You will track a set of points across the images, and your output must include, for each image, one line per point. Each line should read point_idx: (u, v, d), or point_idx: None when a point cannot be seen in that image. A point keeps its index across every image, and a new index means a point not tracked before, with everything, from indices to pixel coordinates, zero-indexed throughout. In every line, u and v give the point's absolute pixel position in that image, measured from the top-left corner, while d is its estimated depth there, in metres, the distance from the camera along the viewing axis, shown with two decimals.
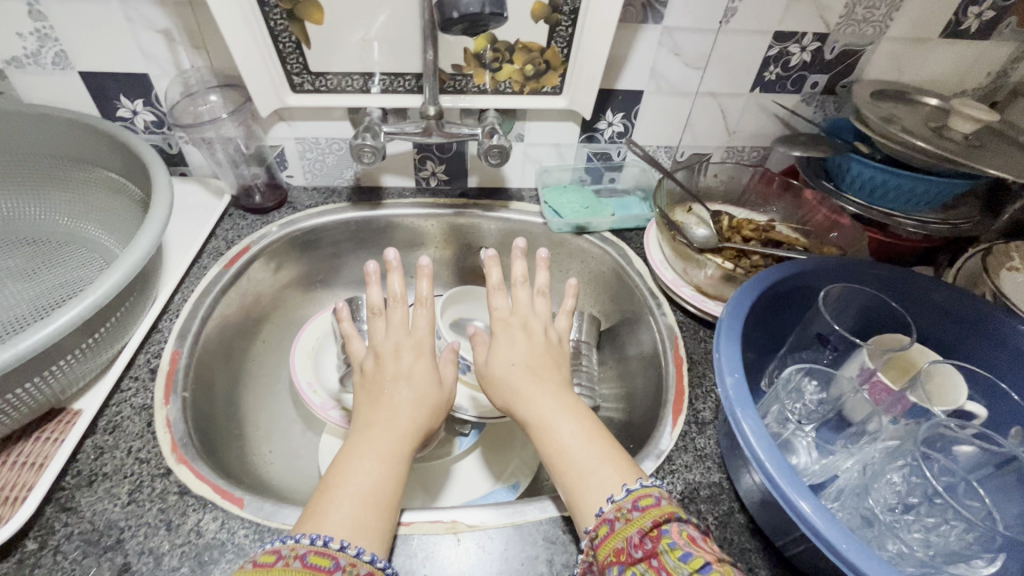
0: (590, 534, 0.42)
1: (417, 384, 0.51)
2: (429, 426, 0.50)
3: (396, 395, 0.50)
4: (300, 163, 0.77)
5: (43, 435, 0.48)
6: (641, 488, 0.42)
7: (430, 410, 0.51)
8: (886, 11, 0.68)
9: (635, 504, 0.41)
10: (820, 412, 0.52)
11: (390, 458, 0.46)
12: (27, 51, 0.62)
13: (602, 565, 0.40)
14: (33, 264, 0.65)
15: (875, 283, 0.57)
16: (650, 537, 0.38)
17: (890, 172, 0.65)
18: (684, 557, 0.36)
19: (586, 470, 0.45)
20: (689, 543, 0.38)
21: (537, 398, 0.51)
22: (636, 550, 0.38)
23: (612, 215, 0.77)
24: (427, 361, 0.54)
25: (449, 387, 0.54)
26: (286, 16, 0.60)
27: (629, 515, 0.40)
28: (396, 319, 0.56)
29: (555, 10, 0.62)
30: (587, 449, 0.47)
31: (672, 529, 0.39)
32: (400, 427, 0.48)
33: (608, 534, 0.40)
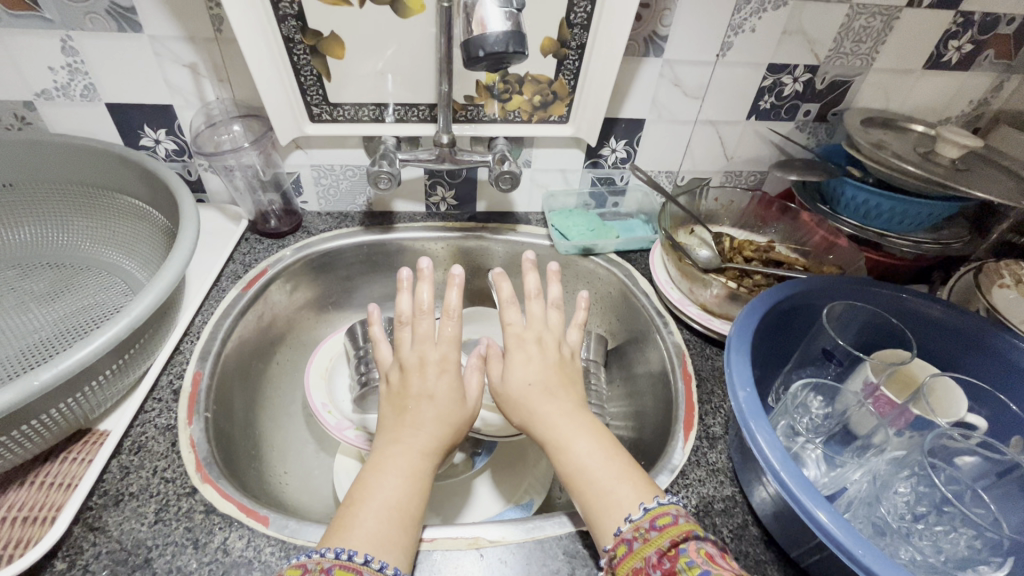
0: (610, 551, 0.43)
1: (440, 403, 0.52)
2: (450, 446, 0.51)
3: (420, 413, 0.51)
4: (314, 189, 0.79)
5: (71, 455, 0.49)
6: (658, 506, 0.44)
7: (452, 429, 0.52)
8: (872, 45, 0.73)
9: (653, 523, 0.42)
10: (828, 426, 0.54)
11: (413, 474, 0.47)
12: (57, 85, 0.65)
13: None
14: (56, 288, 0.67)
15: (875, 302, 0.59)
16: (667, 556, 0.40)
17: (882, 196, 0.68)
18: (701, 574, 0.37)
19: (604, 490, 0.46)
20: (706, 563, 0.38)
21: (553, 417, 0.52)
22: (655, 570, 0.39)
23: (616, 237, 0.80)
24: (451, 378, 0.54)
25: (472, 405, 0.55)
26: (308, 51, 0.63)
27: (647, 534, 0.42)
28: (422, 331, 0.56)
29: (563, 46, 0.66)
30: (605, 463, 0.48)
31: (689, 548, 0.39)
32: (422, 445, 0.49)
33: (627, 552, 0.41)
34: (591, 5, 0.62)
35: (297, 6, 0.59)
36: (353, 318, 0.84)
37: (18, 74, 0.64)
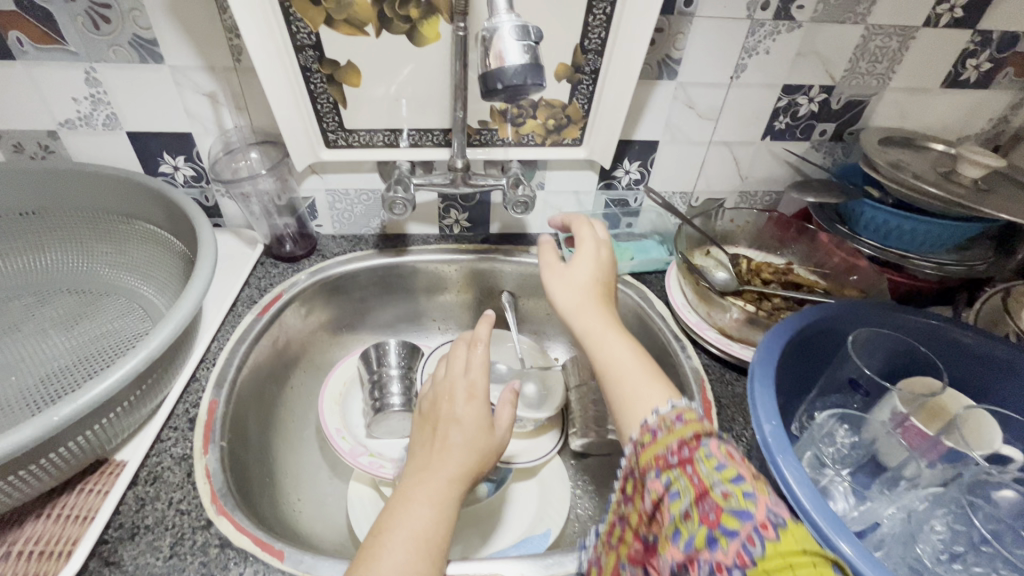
0: (635, 439, 0.44)
1: (468, 429, 0.51)
2: (478, 473, 0.50)
3: (448, 438, 0.51)
4: (329, 213, 0.80)
5: (87, 487, 0.50)
6: (687, 406, 0.44)
7: (481, 457, 0.51)
8: (888, 64, 0.72)
9: (678, 417, 0.43)
10: (854, 456, 0.53)
11: (443, 502, 0.47)
12: (80, 114, 0.66)
13: (640, 466, 0.43)
14: (74, 314, 0.67)
15: (902, 329, 0.57)
16: (687, 443, 0.40)
17: (904, 217, 0.67)
18: (719, 467, 0.38)
19: (635, 388, 0.48)
20: (727, 457, 0.39)
21: (593, 318, 0.54)
22: (673, 456, 0.40)
23: (632, 259, 0.80)
24: (482, 405, 0.53)
25: (501, 435, 0.53)
26: (325, 79, 0.64)
27: (671, 425, 0.42)
28: (456, 362, 0.57)
29: (577, 71, 0.66)
30: (637, 366, 0.50)
31: (711, 443, 0.40)
32: (451, 471, 0.49)
33: (650, 439, 0.43)
34: (605, 31, 0.62)
35: (315, 37, 0.60)
36: (366, 340, 0.84)
37: (43, 105, 0.65)
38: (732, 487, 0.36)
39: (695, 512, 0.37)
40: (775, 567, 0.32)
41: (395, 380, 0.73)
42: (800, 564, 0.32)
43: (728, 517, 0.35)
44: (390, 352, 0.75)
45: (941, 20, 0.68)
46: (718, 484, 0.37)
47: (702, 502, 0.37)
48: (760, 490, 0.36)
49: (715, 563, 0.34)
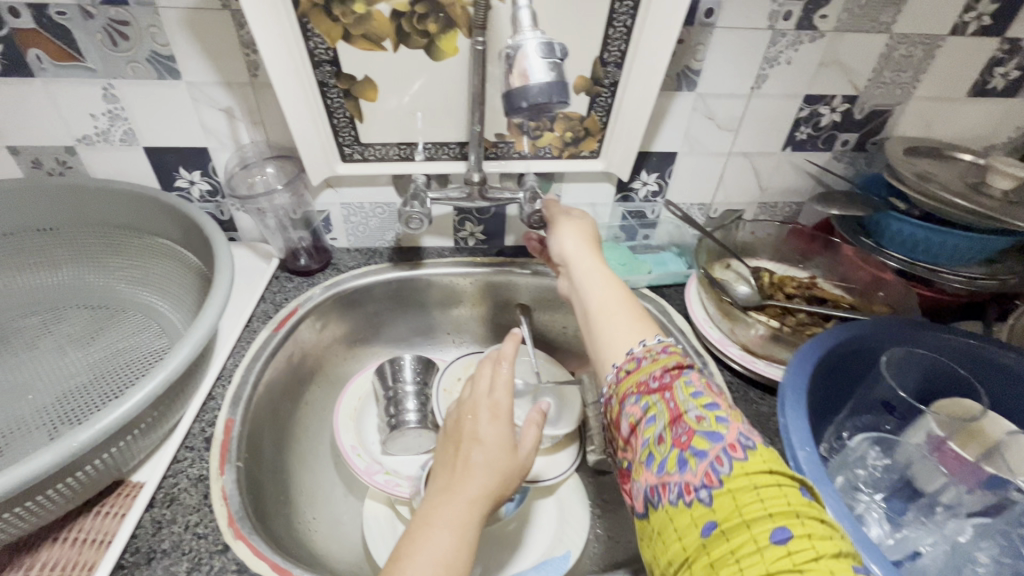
0: (619, 367, 0.50)
1: (490, 449, 0.50)
2: (499, 496, 0.49)
3: (470, 458, 0.49)
4: (344, 226, 0.79)
5: (104, 509, 0.49)
6: (670, 342, 0.51)
7: (504, 479, 0.49)
8: (913, 73, 0.70)
9: (664, 349, 0.49)
10: (888, 480, 0.51)
11: (465, 527, 0.46)
12: (97, 130, 0.67)
13: (621, 392, 0.48)
14: (91, 330, 0.67)
15: (934, 348, 0.56)
16: (669, 372, 0.46)
17: (930, 230, 0.66)
18: (695, 394, 0.44)
19: (626, 322, 0.54)
20: (703, 386, 0.45)
21: (591, 267, 0.61)
22: (654, 382, 0.46)
23: (649, 272, 0.78)
24: (506, 424, 0.52)
25: (524, 456, 0.52)
26: (342, 94, 0.63)
27: (656, 355, 0.48)
28: (481, 382, 0.56)
29: (596, 83, 0.65)
30: (625, 302, 0.56)
31: (692, 375, 0.46)
32: (474, 493, 0.47)
33: (634, 368, 0.48)
34: (625, 44, 0.61)
35: (333, 52, 0.59)
36: (381, 354, 0.83)
37: (62, 121, 0.65)
38: (706, 412, 0.42)
39: (668, 435, 0.43)
40: (737, 483, 0.38)
41: (410, 396, 0.72)
42: (761, 481, 0.38)
43: (699, 438, 0.41)
44: (405, 368, 0.74)
45: (969, 28, 0.67)
46: (693, 410, 0.43)
47: (676, 426, 0.43)
48: (731, 416, 0.42)
49: (684, 484, 0.40)
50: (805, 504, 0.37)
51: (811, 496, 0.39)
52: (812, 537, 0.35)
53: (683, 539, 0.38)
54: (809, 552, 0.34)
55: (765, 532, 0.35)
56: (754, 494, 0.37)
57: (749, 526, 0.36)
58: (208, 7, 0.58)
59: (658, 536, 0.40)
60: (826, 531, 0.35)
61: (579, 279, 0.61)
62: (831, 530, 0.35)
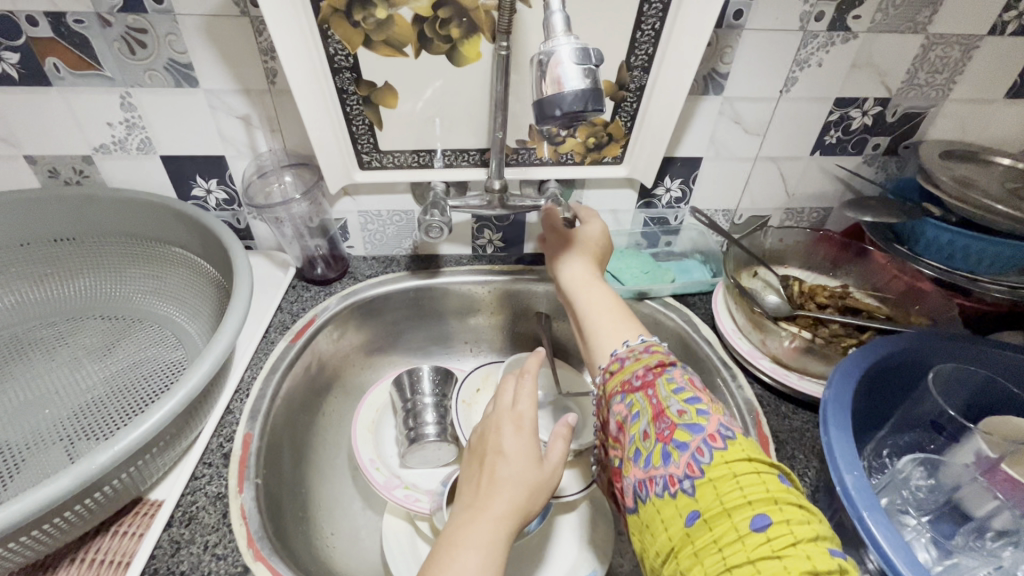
0: (606, 368, 0.53)
1: (516, 463, 0.48)
2: (528, 511, 0.47)
3: (495, 473, 0.48)
4: (361, 234, 0.78)
5: (121, 530, 0.48)
6: (653, 341, 0.53)
7: (532, 494, 0.47)
8: (949, 75, 0.68)
9: (645, 350, 0.51)
10: (934, 501, 0.49)
11: (491, 547, 0.44)
12: (114, 139, 0.66)
13: (609, 392, 0.51)
14: (108, 342, 0.66)
15: (981, 364, 0.53)
16: (652, 370, 0.49)
17: (970, 236, 0.63)
18: (677, 389, 0.46)
19: (612, 322, 0.58)
20: (685, 381, 0.47)
21: (580, 272, 0.64)
22: (637, 381, 0.48)
23: (672, 281, 0.76)
24: (531, 436, 0.50)
25: (553, 469, 0.49)
26: (361, 101, 0.62)
27: (638, 356, 0.51)
28: (504, 397, 0.54)
29: (621, 88, 0.63)
30: (610, 304, 0.60)
31: (674, 371, 0.48)
32: (499, 510, 0.45)
33: (620, 368, 0.51)
34: (652, 48, 0.59)
35: (352, 59, 0.58)
36: (398, 363, 0.82)
37: (79, 130, 0.65)
38: (687, 406, 0.44)
39: (653, 430, 0.45)
40: (718, 473, 0.40)
41: (428, 408, 0.71)
42: (738, 469, 0.41)
43: (680, 431, 0.43)
44: (423, 379, 0.73)
45: (1008, 27, 0.64)
46: (675, 404, 0.45)
47: (659, 421, 0.44)
48: (711, 409, 0.45)
49: (669, 475, 0.42)
50: (782, 490, 0.40)
51: (787, 482, 0.41)
52: (789, 521, 0.37)
53: (670, 528, 0.41)
54: (785, 535, 0.37)
55: (744, 520, 0.38)
56: (732, 482, 0.40)
57: (730, 514, 0.38)
58: (226, 14, 0.57)
59: (648, 528, 0.42)
60: (802, 515, 0.38)
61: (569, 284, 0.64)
62: (805, 514, 0.38)
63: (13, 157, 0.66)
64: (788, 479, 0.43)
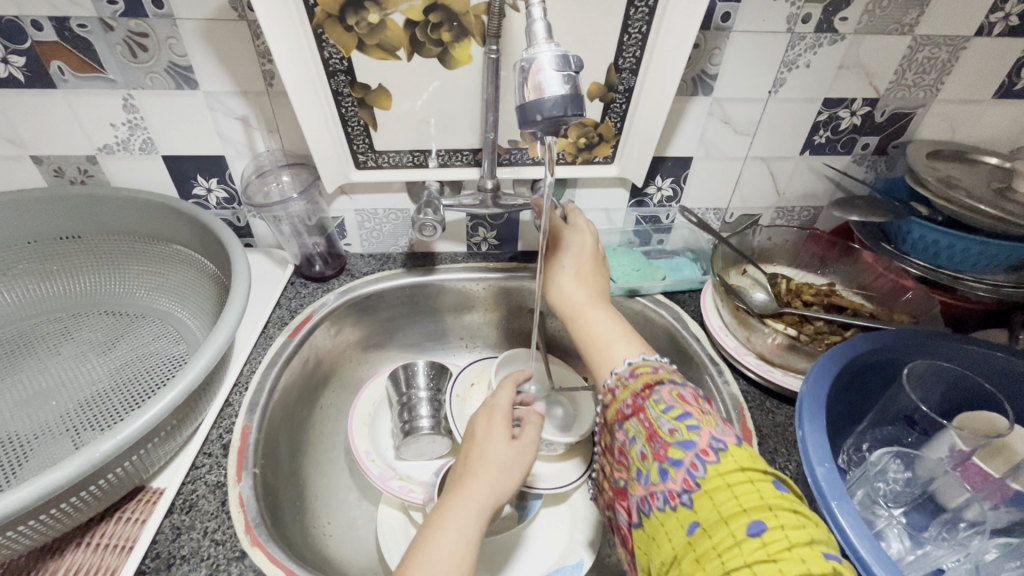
0: (603, 398, 0.55)
1: (486, 447, 0.52)
2: (502, 489, 0.49)
3: (470, 460, 0.52)
4: (358, 232, 0.80)
5: (125, 515, 0.50)
6: (640, 362, 0.54)
7: (505, 476, 0.50)
8: (936, 75, 0.69)
9: (632, 373, 0.53)
10: (908, 494, 0.50)
11: (469, 526, 0.46)
12: (118, 140, 0.68)
13: (609, 420, 0.54)
14: (111, 336, 0.68)
15: (958, 360, 0.55)
16: (639, 395, 0.50)
17: (953, 236, 0.64)
18: (665, 408, 0.48)
19: (607, 347, 0.59)
20: (674, 399, 0.48)
21: (573, 291, 0.65)
22: (628, 408, 0.51)
23: (663, 279, 0.77)
24: (502, 424, 0.55)
25: (525, 449, 0.53)
26: (356, 103, 0.64)
27: (625, 382, 0.53)
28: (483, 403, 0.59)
29: (610, 89, 0.64)
30: (607, 328, 0.60)
31: (662, 389, 0.50)
32: (473, 490, 0.48)
33: (612, 398, 0.53)
34: (640, 50, 0.61)
35: (347, 62, 0.60)
36: (394, 359, 0.84)
37: (84, 131, 0.66)
38: (678, 424, 0.46)
39: (650, 451, 0.47)
40: (712, 484, 0.42)
41: (423, 401, 0.72)
42: (733, 478, 0.42)
43: (674, 449, 0.45)
44: (418, 374, 0.75)
45: (995, 28, 0.65)
46: (665, 424, 0.47)
47: (653, 441, 0.47)
48: (703, 423, 0.46)
49: (669, 491, 0.44)
50: (776, 496, 0.41)
51: (784, 488, 0.42)
52: (783, 525, 0.38)
53: (673, 539, 0.43)
54: (780, 539, 0.38)
55: (741, 527, 0.39)
56: (727, 491, 0.41)
57: (727, 522, 0.40)
58: (225, 19, 0.58)
59: (655, 540, 0.45)
60: (797, 519, 0.39)
61: (564, 306, 0.65)
62: (802, 519, 0.39)
63: (20, 157, 0.69)
64: (787, 485, 0.43)
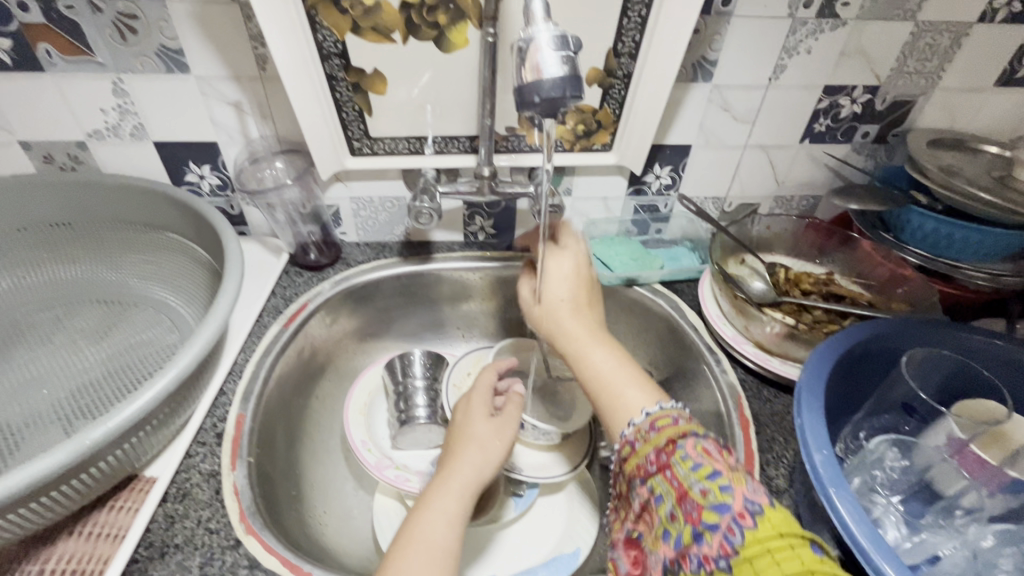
0: (619, 450, 0.48)
1: (469, 434, 0.55)
2: (484, 470, 0.53)
3: (455, 447, 0.55)
4: (353, 221, 0.78)
5: (118, 504, 0.50)
6: (659, 411, 0.47)
7: (486, 454, 0.54)
8: (938, 63, 0.68)
9: (653, 425, 0.46)
10: (905, 482, 0.50)
11: (455, 506, 0.49)
12: (108, 125, 0.66)
13: (629, 474, 0.47)
14: (104, 325, 0.68)
15: (956, 348, 0.54)
16: (664, 450, 0.44)
17: (953, 224, 0.64)
18: (693, 466, 0.42)
19: (618, 395, 0.51)
20: (700, 454, 0.42)
21: (575, 327, 0.57)
22: (653, 465, 0.44)
23: (661, 268, 0.76)
24: (480, 409, 0.59)
25: (505, 433, 0.57)
26: (351, 88, 0.63)
27: (646, 435, 0.46)
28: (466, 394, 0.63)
29: (609, 75, 0.64)
30: (619, 372, 0.53)
31: (685, 443, 0.44)
32: (460, 473, 0.51)
33: (631, 452, 0.47)
34: (639, 35, 0.60)
35: (341, 45, 0.59)
36: (390, 349, 0.83)
37: (73, 115, 0.65)
38: (710, 485, 0.40)
39: (680, 512, 0.41)
40: (752, 551, 0.36)
41: (420, 391, 0.72)
42: (773, 543, 0.36)
43: (708, 512, 0.39)
44: (415, 363, 0.74)
45: (998, 15, 0.64)
46: (695, 483, 0.41)
47: (684, 502, 0.41)
48: (734, 481, 0.40)
49: (703, 556, 0.38)
50: (822, 563, 0.35)
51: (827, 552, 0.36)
52: None
53: None
54: None
55: None
56: (768, 558, 0.35)
57: None
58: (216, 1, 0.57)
59: None
60: None
61: (567, 344, 0.57)
62: None
63: (8, 142, 0.67)
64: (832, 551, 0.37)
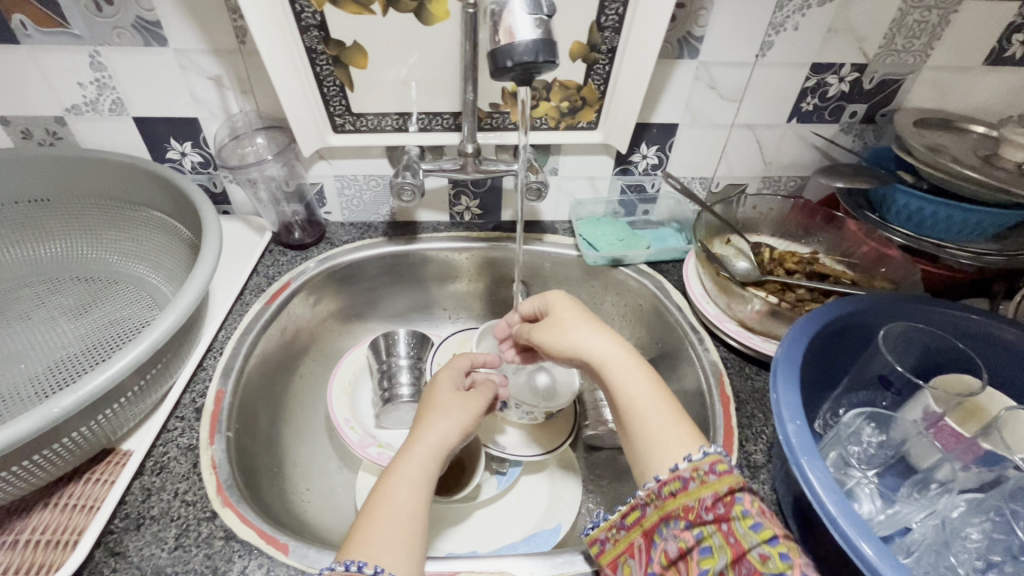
0: (662, 483, 0.45)
1: (437, 406, 0.56)
2: (451, 441, 0.53)
3: (423, 418, 0.55)
4: (338, 201, 0.78)
5: (94, 476, 0.50)
6: (713, 454, 0.45)
7: (452, 422, 0.54)
8: (926, 40, 0.67)
9: (712, 468, 0.44)
10: (882, 456, 0.50)
11: (421, 475, 0.49)
12: (86, 100, 0.66)
13: (667, 514, 0.44)
14: (84, 302, 0.67)
15: (935, 322, 0.54)
16: (723, 501, 0.42)
17: (938, 204, 0.63)
18: (755, 526, 0.40)
19: (662, 428, 0.48)
20: (760, 513, 0.41)
21: (601, 345, 0.54)
22: (707, 513, 0.42)
23: (647, 248, 0.76)
24: (447, 383, 0.59)
25: (474, 407, 0.57)
26: (331, 61, 0.62)
27: (704, 477, 0.43)
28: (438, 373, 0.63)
29: (593, 49, 0.63)
30: (657, 402, 0.50)
31: (745, 498, 0.42)
32: (427, 441, 0.52)
33: (681, 490, 0.44)
34: (623, 7, 0.59)
35: (320, 16, 0.58)
36: (376, 329, 0.83)
37: (50, 90, 0.64)
38: (771, 550, 0.39)
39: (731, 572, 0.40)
40: None
41: (404, 370, 0.72)
42: None
43: None
44: (399, 342, 0.74)
45: None
46: (758, 548, 0.39)
47: (740, 565, 0.40)
48: (793, 549, 0.39)
49: None
50: None
51: None
52: None
53: None
54: None
55: None
56: None
57: None
58: None
59: None
60: None
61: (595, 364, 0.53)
62: None
63: None
64: None
